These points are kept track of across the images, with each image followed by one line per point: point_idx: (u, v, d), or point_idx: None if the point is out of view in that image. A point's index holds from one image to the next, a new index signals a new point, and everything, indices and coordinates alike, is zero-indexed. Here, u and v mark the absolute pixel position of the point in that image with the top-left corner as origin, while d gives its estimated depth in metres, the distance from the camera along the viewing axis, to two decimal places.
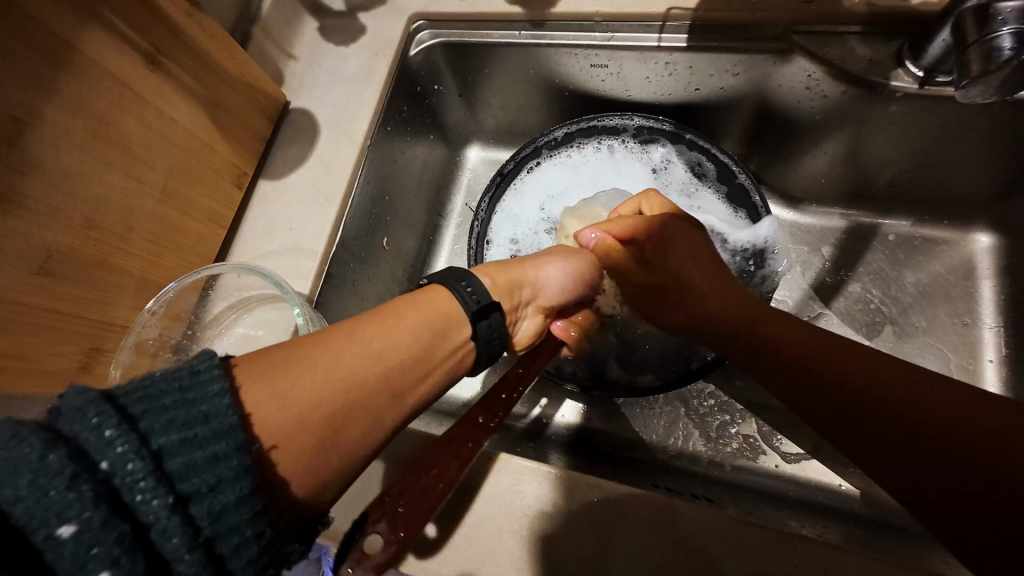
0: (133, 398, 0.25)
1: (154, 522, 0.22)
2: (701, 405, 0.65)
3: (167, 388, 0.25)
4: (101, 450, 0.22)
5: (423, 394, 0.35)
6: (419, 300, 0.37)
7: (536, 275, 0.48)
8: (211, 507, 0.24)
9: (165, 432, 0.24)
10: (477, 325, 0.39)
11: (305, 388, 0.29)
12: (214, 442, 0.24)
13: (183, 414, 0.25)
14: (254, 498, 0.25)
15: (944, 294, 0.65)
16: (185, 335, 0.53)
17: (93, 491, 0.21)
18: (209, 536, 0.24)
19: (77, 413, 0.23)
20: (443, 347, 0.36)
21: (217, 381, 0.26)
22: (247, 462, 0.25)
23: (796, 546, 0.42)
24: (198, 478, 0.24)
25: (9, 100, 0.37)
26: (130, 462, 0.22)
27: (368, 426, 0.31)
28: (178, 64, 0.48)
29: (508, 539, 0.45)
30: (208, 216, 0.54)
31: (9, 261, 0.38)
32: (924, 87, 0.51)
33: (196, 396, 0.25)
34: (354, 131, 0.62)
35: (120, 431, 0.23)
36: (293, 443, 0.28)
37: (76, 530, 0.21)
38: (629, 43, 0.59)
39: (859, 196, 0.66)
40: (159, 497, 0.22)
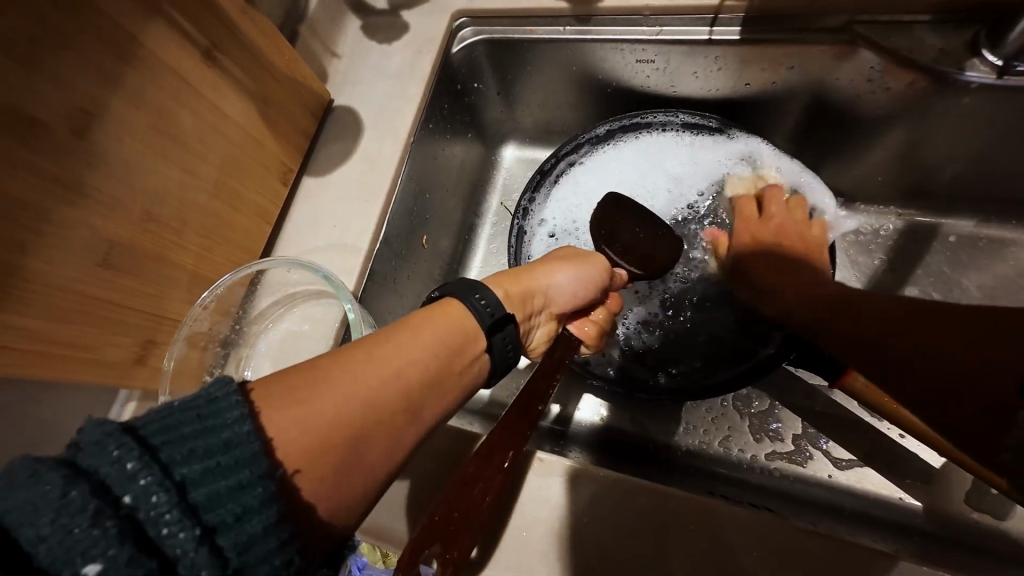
0: (152, 430, 0.24)
1: (181, 556, 0.21)
2: (744, 408, 0.63)
3: (186, 417, 0.24)
4: (124, 484, 0.21)
5: (440, 410, 0.34)
6: (433, 314, 0.36)
7: (548, 281, 0.47)
8: (238, 538, 0.23)
9: (187, 463, 0.23)
10: (492, 338, 0.38)
11: (323, 411, 0.28)
12: (236, 471, 0.24)
13: (203, 443, 0.24)
14: (279, 526, 0.24)
15: (1013, 298, 0.62)
16: (234, 329, 0.54)
17: (117, 527, 0.20)
18: (236, 567, 0.23)
19: (96, 448, 0.21)
20: (460, 360, 0.36)
21: (237, 408, 0.25)
22: (270, 489, 0.24)
23: (868, 559, 0.40)
24: (222, 508, 0.23)
25: (78, 91, 0.37)
26: (155, 496, 0.21)
27: (386, 448, 0.31)
28: (233, 59, 0.48)
29: (558, 545, 0.43)
30: (256, 212, 0.54)
31: (76, 251, 0.39)
32: (1003, 77, 0.48)
33: (214, 425, 0.25)
34: (398, 128, 0.61)
35: (142, 463, 0.22)
36: (316, 465, 0.28)
37: (101, 569, 0.20)
38: (678, 36, 0.58)
39: (918, 195, 0.63)
40: (185, 530, 0.22)
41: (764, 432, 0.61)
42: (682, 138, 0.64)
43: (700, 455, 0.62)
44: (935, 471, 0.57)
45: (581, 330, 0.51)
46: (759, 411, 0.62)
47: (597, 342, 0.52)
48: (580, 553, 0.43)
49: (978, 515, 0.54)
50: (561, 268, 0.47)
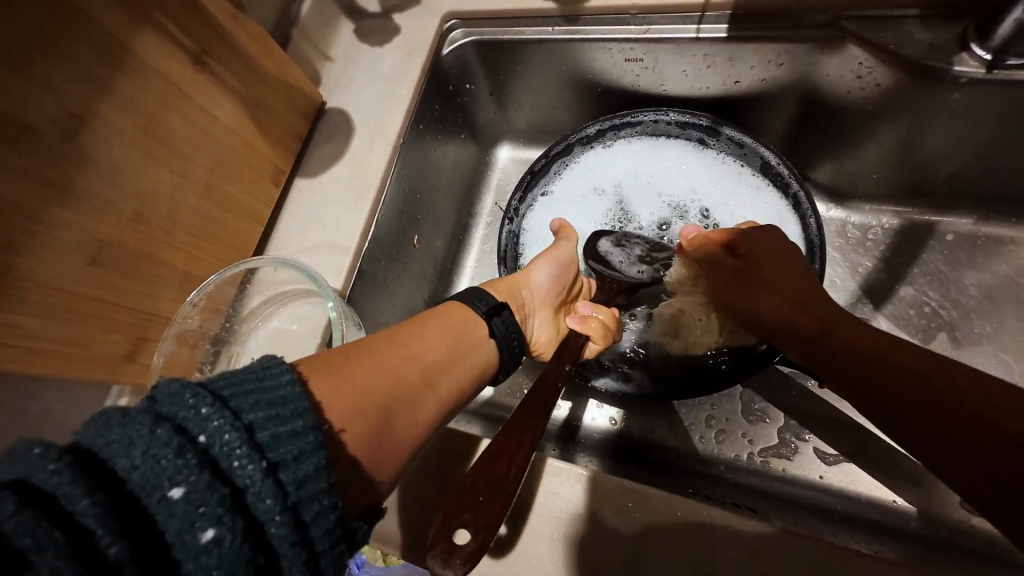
0: (219, 386, 0.25)
1: (249, 486, 0.22)
2: (730, 406, 0.62)
3: (248, 377, 0.25)
4: (199, 424, 0.22)
5: (460, 389, 0.36)
6: (438, 308, 0.39)
7: (531, 276, 0.52)
8: (296, 474, 0.23)
9: (253, 409, 0.24)
10: (491, 322, 0.40)
11: (358, 381, 0.31)
12: (294, 420, 0.24)
13: (267, 394, 0.25)
14: (331, 469, 0.25)
15: (1012, 298, 0.60)
16: (224, 327, 0.55)
17: (197, 458, 0.21)
18: (294, 502, 0.23)
19: (174, 395, 0.23)
20: (472, 344, 0.38)
21: (289, 371, 0.27)
22: (322, 437, 0.25)
23: (851, 561, 0.40)
24: (284, 447, 0.23)
25: (68, 98, 0.38)
26: (226, 432, 0.22)
27: (416, 418, 0.33)
28: (223, 64, 0.49)
29: (541, 543, 0.43)
30: (246, 212, 0.55)
31: (67, 252, 0.40)
32: (993, 71, 0.48)
33: (272, 383, 0.26)
34: (388, 129, 0.62)
35: (216, 406, 0.23)
36: (358, 425, 0.30)
37: (185, 492, 0.20)
38: (666, 35, 0.58)
39: (914, 193, 0.62)
40: (253, 462, 0.22)
41: (762, 433, 0.60)
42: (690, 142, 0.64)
43: (689, 456, 0.61)
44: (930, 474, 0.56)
45: (586, 325, 0.51)
46: (743, 408, 0.62)
47: (604, 335, 0.52)
48: (558, 553, 0.43)
49: (977, 518, 0.53)
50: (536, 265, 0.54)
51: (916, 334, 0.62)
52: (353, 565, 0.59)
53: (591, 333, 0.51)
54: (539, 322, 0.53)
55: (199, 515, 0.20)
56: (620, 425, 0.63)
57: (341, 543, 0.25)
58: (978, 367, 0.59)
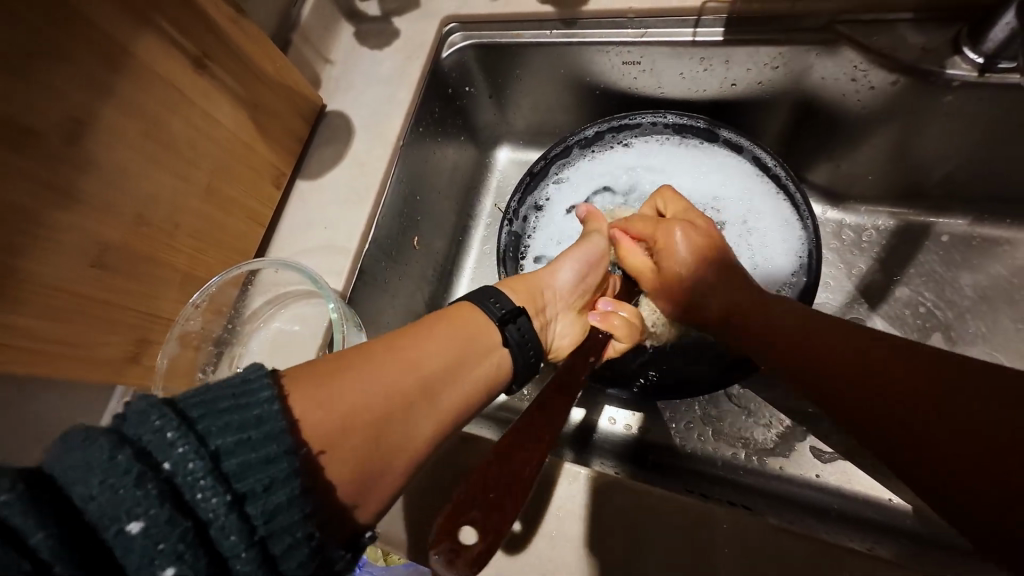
0: (191, 405, 0.25)
1: (213, 519, 0.22)
2: (728, 406, 0.62)
3: (222, 395, 0.26)
4: (164, 450, 0.23)
5: (460, 402, 0.36)
6: (445, 316, 0.39)
7: (552, 277, 0.51)
8: (265, 506, 0.24)
9: (221, 434, 0.24)
10: (505, 329, 0.41)
11: (348, 397, 0.31)
12: (265, 445, 0.25)
13: (238, 417, 0.25)
14: (304, 499, 0.25)
15: (1006, 298, 0.61)
16: (226, 329, 0.56)
17: (157, 489, 0.22)
18: (263, 536, 0.23)
19: (141, 417, 0.23)
20: (475, 356, 0.38)
21: (267, 390, 0.27)
22: (295, 464, 0.25)
23: (844, 559, 0.40)
24: (252, 477, 0.24)
25: (69, 102, 0.39)
26: (190, 462, 0.23)
27: (411, 435, 0.33)
28: (223, 67, 0.50)
29: (540, 541, 0.44)
30: (247, 214, 0.56)
31: (70, 254, 0.41)
32: (985, 74, 0.48)
33: (246, 404, 0.26)
34: (387, 131, 0.63)
35: (180, 432, 0.23)
36: (340, 445, 0.30)
37: (144, 526, 0.21)
38: (663, 38, 0.58)
39: (909, 195, 0.63)
40: (217, 495, 0.23)
41: (759, 432, 0.61)
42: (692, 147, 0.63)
43: (687, 455, 0.61)
44: None
45: (609, 325, 0.51)
46: (740, 407, 0.62)
47: (629, 335, 0.52)
48: (556, 552, 0.44)
49: None
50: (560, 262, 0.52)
51: (911, 334, 0.62)
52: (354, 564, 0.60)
53: (614, 331, 0.52)
54: (562, 323, 0.52)
55: (158, 551, 0.21)
56: (619, 424, 0.64)
57: (317, 571, 0.25)
58: None
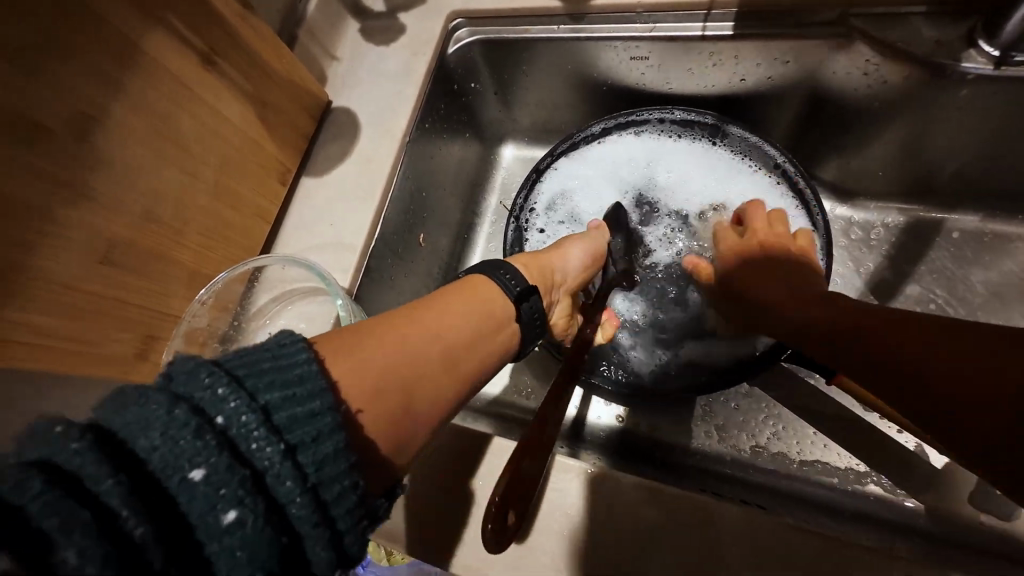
0: (236, 363, 0.23)
1: (269, 468, 0.20)
2: (737, 404, 0.62)
3: (263, 356, 0.24)
4: (217, 404, 0.21)
5: (482, 369, 0.35)
6: (460, 288, 0.37)
7: (562, 259, 0.48)
8: (316, 458, 0.22)
9: (269, 390, 0.22)
10: (519, 306, 0.39)
11: (377, 361, 0.29)
12: (311, 400, 0.23)
13: (283, 373, 0.23)
14: (352, 451, 0.23)
15: (1018, 295, 0.60)
16: (232, 326, 0.55)
17: (215, 440, 0.20)
18: (314, 484, 0.21)
19: (189, 373, 0.21)
20: (493, 327, 0.37)
21: (307, 350, 0.25)
22: (341, 418, 0.23)
23: (862, 559, 0.40)
24: (302, 428, 0.22)
25: (78, 97, 0.39)
26: (242, 414, 0.21)
27: (440, 394, 0.31)
28: (231, 63, 0.49)
29: (551, 540, 0.44)
30: (255, 210, 0.56)
31: (77, 250, 0.40)
32: (1001, 67, 0.48)
33: (289, 362, 0.24)
34: (394, 127, 0.62)
35: (230, 387, 0.21)
36: (376, 407, 0.28)
37: (205, 475, 0.19)
38: (672, 33, 0.57)
39: (920, 191, 0.62)
40: (271, 444, 0.21)
41: (770, 430, 0.61)
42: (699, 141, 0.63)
43: (695, 453, 0.61)
44: (938, 470, 0.56)
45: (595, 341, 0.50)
46: (750, 405, 0.62)
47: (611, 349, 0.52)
48: (569, 550, 0.43)
49: (986, 517, 0.53)
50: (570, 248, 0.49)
51: None
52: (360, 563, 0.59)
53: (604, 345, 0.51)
54: (559, 307, 0.49)
55: (220, 498, 0.19)
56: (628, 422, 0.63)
57: (365, 521, 0.23)
58: None
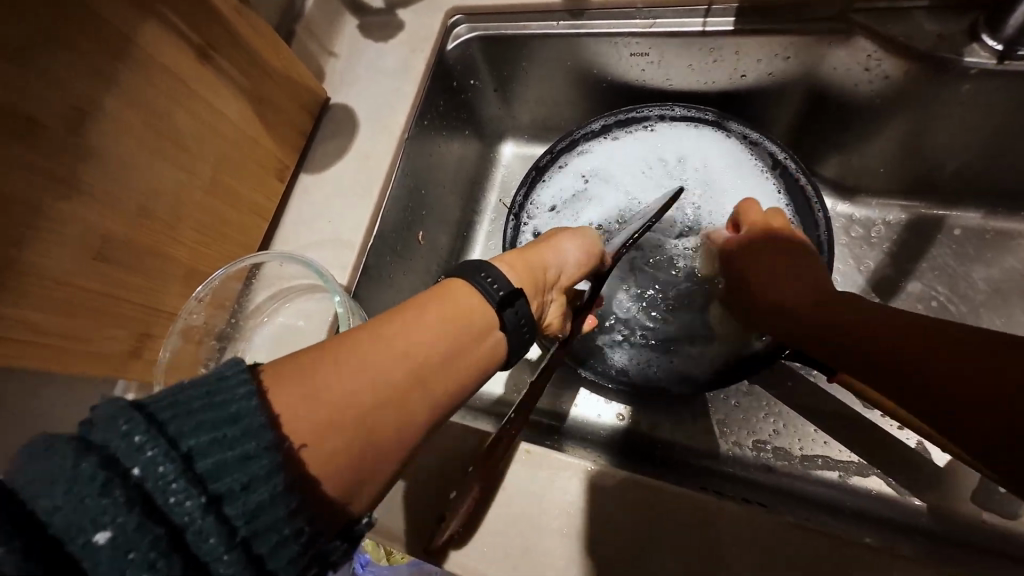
0: (162, 405, 0.23)
1: (189, 523, 0.21)
2: (738, 402, 0.62)
3: (196, 394, 0.23)
4: (131, 456, 0.21)
5: (460, 389, 0.31)
6: (439, 295, 0.34)
7: (556, 254, 0.46)
8: (245, 506, 0.22)
9: (195, 435, 0.22)
10: (502, 313, 0.35)
11: (330, 390, 0.26)
12: (243, 443, 0.23)
13: (212, 416, 0.23)
14: (290, 495, 0.23)
15: (1021, 292, 0.60)
16: (229, 324, 0.55)
17: (126, 496, 0.20)
18: (244, 536, 0.22)
19: (106, 422, 0.21)
20: (475, 340, 0.33)
21: (245, 385, 0.24)
22: (278, 460, 0.23)
23: (863, 557, 0.40)
24: (230, 477, 0.22)
25: (70, 91, 0.38)
26: (160, 466, 0.21)
27: (404, 421, 0.28)
28: (227, 59, 0.49)
29: (550, 539, 0.43)
30: (251, 208, 0.55)
31: (70, 246, 0.40)
32: (1004, 62, 0.48)
33: (222, 401, 0.24)
34: (392, 124, 0.62)
35: (149, 436, 0.21)
36: (326, 441, 0.25)
37: (112, 536, 0.20)
38: (673, 29, 0.57)
39: (921, 188, 0.62)
40: (192, 498, 0.21)
41: (771, 429, 0.60)
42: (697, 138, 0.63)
43: (697, 451, 0.61)
44: (940, 469, 0.56)
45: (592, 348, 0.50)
46: (751, 404, 0.61)
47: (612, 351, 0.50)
48: (568, 550, 0.43)
49: (988, 515, 0.53)
50: (564, 243, 0.47)
51: None
52: (359, 564, 0.59)
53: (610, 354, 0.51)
54: (552, 305, 0.46)
55: (129, 561, 0.20)
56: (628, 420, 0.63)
57: (309, 566, 0.24)
58: None
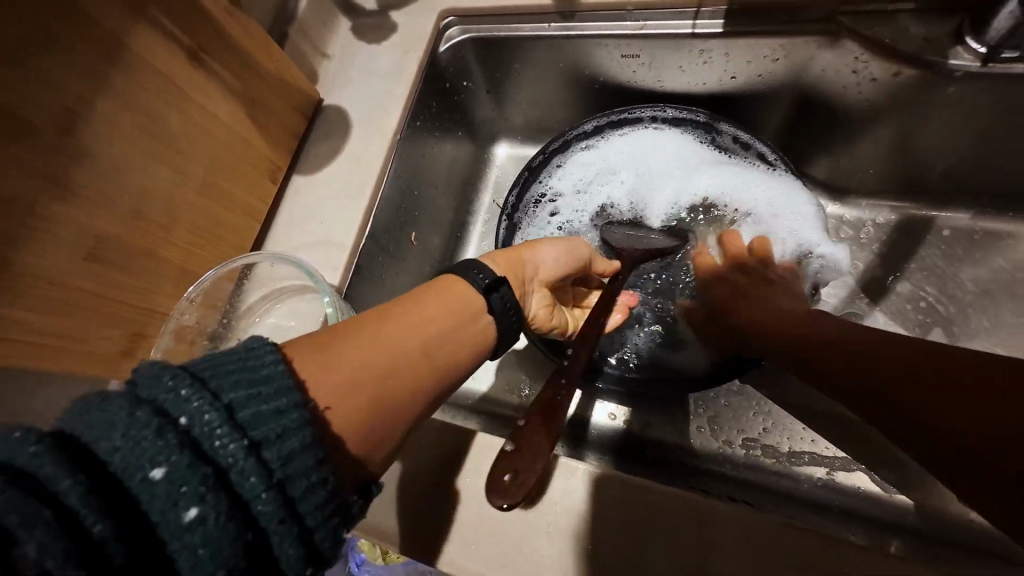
0: (202, 368, 0.24)
1: (233, 465, 0.22)
2: (728, 402, 0.62)
3: (232, 359, 0.25)
4: (180, 405, 0.22)
5: (459, 364, 0.35)
6: (436, 285, 0.38)
7: (534, 255, 0.48)
8: (282, 452, 0.23)
9: (233, 390, 0.24)
10: (490, 297, 0.38)
11: (348, 360, 0.30)
12: (277, 398, 0.24)
13: (248, 374, 0.24)
14: (319, 445, 0.24)
15: (1008, 292, 0.60)
16: (222, 323, 0.55)
17: (178, 439, 0.21)
18: (281, 479, 0.23)
19: (153, 380, 0.22)
20: (470, 323, 0.37)
21: (273, 352, 0.26)
22: (307, 414, 0.25)
23: (848, 555, 0.40)
24: (266, 426, 0.23)
25: (63, 94, 0.38)
26: (205, 413, 0.22)
27: (411, 390, 0.32)
28: (219, 61, 0.49)
29: (538, 538, 0.43)
30: (244, 209, 0.56)
31: (63, 247, 0.40)
32: (988, 64, 0.48)
33: (254, 363, 0.25)
34: (384, 126, 0.62)
35: (194, 389, 0.22)
36: (346, 402, 0.29)
37: (166, 472, 0.20)
38: (663, 31, 0.58)
39: (911, 188, 0.62)
40: (234, 440, 0.22)
41: (760, 427, 0.61)
42: (687, 135, 0.63)
43: (687, 450, 0.61)
44: (927, 468, 0.56)
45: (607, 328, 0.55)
46: (741, 403, 0.62)
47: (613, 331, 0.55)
48: (556, 549, 0.43)
49: (975, 514, 0.52)
50: (542, 243, 0.49)
51: (913, 330, 0.62)
52: (353, 563, 0.59)
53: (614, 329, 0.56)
54: (536, 297, 0.49)
55: (181, 494, 0.20)
56: (620, 419, 0.63)
57: (335, 517, 0.25)
58: None
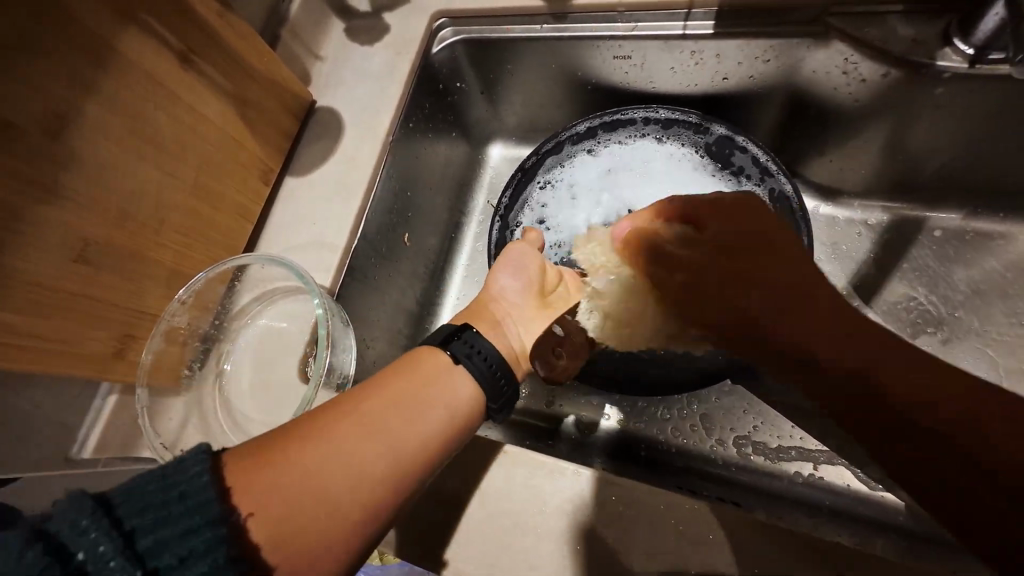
0: (120, 494, 0.26)
1: None
2: (721, 401, 0.62)
3: (151, 478, 0.27)
4: (76, 538, 0.24)
5: (420, 457, 0.36)
6: (401, 368, 0.39)
7: (499, 291, 0.48)
8: None
9: (139, 514, 0.26)
10: (451, 346, 0.41)
11: (293, 471, 0.31)
12: (188, 518, 0.26)
13: (158, 496, 0.26)
14: (233, 565, 0.26)
15: (1001, 292, 0.60)
16: (213, 325, 0.55)
17: None
18: None
19: (56, 513, 0.24)
20: (432, 406, 0.37)
21: (198, 465, 0.28)
22: (222, 531, 0.26)
23: (834, 556, 0.40)
24: (172, 550, 0.25)
25: (49, 96, 0.39)
26: (101, 545, 0.24)
27: (360, 498, 0.32)
28: (210, 64, 0.49)
29: (527, 538, 0.44)
30: (237, 211, 0.56)
31: (50, 249, 0.40)
32: (976, 65, 0.48)
33: (174, 480, 0.27)
34: (377, 127, 0.63)
35: (94, 518, 0.24)
36: (284, 523, 0.30)
37: None
38: (653, 33, 0.58)
39: (903, 189, 0.63)
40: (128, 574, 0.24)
41: (751, 425, 0.61)
42: (681, 136, 0.63)
43: (677, 450, 0.61)
44: None
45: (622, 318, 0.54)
46: (733, 402, 0.62)
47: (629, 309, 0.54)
48: (545, 548, 0.43)
49: None
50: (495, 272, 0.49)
51: (906, 330, 0.62)
52: None
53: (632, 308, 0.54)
54: (525, 330, 0.47)
55: None
56: (613, 420, 0.64)
57: None
58: (965, 362, 0.59)
